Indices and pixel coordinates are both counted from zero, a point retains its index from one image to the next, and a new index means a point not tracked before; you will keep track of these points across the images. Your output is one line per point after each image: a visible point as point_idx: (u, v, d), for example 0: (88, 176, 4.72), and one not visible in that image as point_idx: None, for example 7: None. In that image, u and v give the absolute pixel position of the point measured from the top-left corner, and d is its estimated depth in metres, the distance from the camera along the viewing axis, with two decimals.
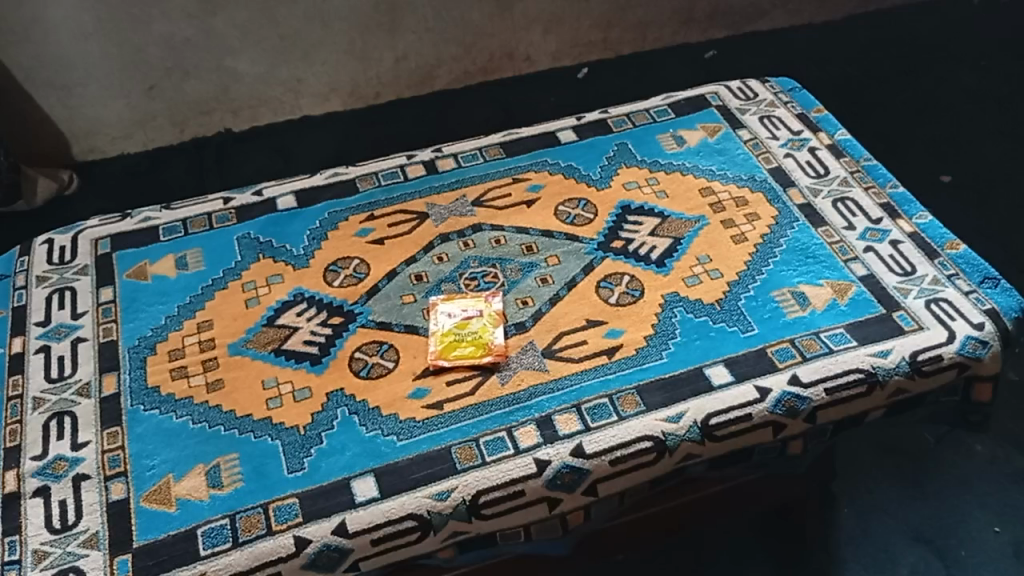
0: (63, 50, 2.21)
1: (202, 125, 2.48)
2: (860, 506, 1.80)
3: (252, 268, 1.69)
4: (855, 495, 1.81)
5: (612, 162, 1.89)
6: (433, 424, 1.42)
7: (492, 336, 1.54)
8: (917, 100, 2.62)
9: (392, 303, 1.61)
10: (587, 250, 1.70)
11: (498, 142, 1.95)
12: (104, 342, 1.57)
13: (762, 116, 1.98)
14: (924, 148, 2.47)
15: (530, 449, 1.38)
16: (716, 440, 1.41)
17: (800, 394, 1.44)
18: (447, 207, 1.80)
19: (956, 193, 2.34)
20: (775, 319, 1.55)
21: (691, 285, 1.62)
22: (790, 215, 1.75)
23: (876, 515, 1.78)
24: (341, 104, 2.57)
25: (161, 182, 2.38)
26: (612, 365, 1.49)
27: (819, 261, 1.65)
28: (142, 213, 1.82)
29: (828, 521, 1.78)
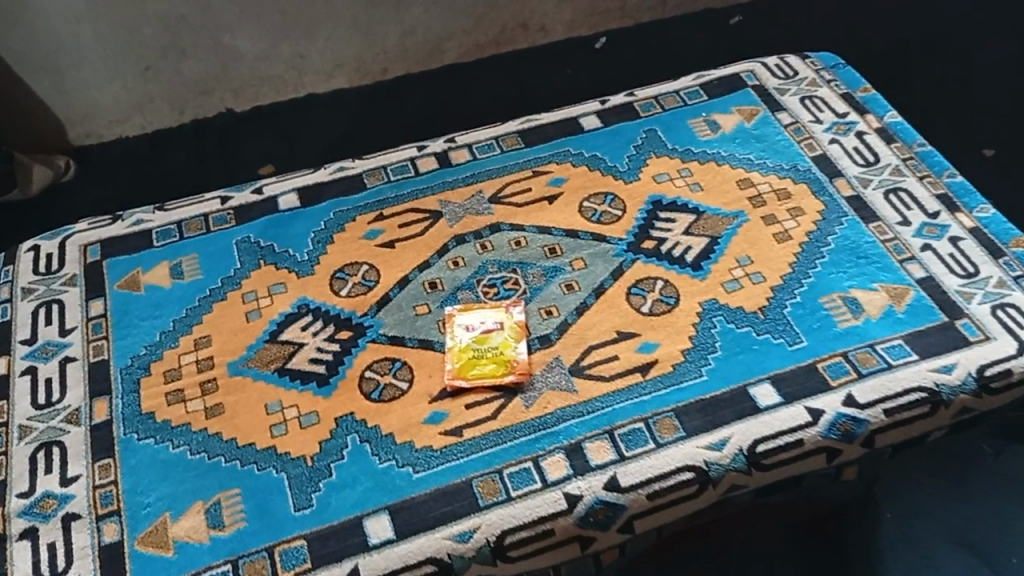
0: (54, 33, 2.05)
1: (202, 107, 2.33)
2: (901, 509, 1.54)
3: (253, 276, 1.56)
4: (900, 497, 1.56)
5: (641, 151, 1.73)
6: (452, 454, 1.30)
7: (514, 352, 1.41)
8: (956, 67, 2.43)
9: (405, 314, 1.48)
10: (616, 251, 1.55)
11: (516, 130, 1.79)
12: (94, 362, 1.45)
13: (803, 97, 1.81)
14: (965, 118, 2.30)
15: (559, 483, 1.26)
16: (763, 469, 1.29)
17: (856, 416, 1.31)
18: (461, 205, 1.65)
19: (999, 169, 2.17)
20: (825, 330, 1.41)
21: (731, 292, 1.48)
22: (838, 209, 1.59)
23: (918, 520, 1.53)
24: (346, 81, 2.41)
25: (161, 168, 2.24)
26: (647, 385, 1.36)
27: (871, 261, 1.51)
28: (134, 215, 1.68)
29: (867, 526, 1.52)
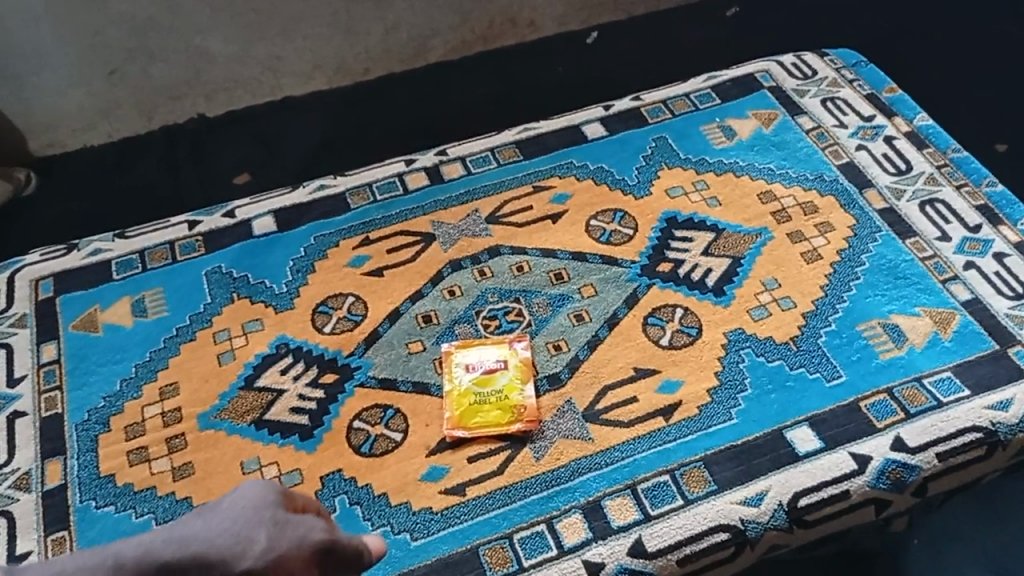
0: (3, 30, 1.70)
1: (172, 113, 1.95)
2: None
3: (226, 312, 1.40)
4: None
5: (650, 162, 1.58)
6: (455, 517, 1.15)
7: (521, 396, 1.26)
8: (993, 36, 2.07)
9: (396, 354, 1.33)
10: (629, 276, 1.41)
11: (513, 140, 1.63)
12: (46, 417, 1.29)
13: (825, 99, 1.66)
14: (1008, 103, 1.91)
15: (577, 549, 1.11)
16: (807, 526, 1.14)
17: (907, 462, 1.17)
18: (456, 226, 1.49)
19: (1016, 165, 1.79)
20: (866, 362, 1.27)
21: (758, 320, 1.33)
22: (870, 223, 1.45)
23: (956, 549, 1.25)
24: (326, 83, 2.03)
25: (133, 181, 1.86)
26: (671, 431, 1.21)
27: (910, 283, 1.36)
28: (91, 243, 1.51)
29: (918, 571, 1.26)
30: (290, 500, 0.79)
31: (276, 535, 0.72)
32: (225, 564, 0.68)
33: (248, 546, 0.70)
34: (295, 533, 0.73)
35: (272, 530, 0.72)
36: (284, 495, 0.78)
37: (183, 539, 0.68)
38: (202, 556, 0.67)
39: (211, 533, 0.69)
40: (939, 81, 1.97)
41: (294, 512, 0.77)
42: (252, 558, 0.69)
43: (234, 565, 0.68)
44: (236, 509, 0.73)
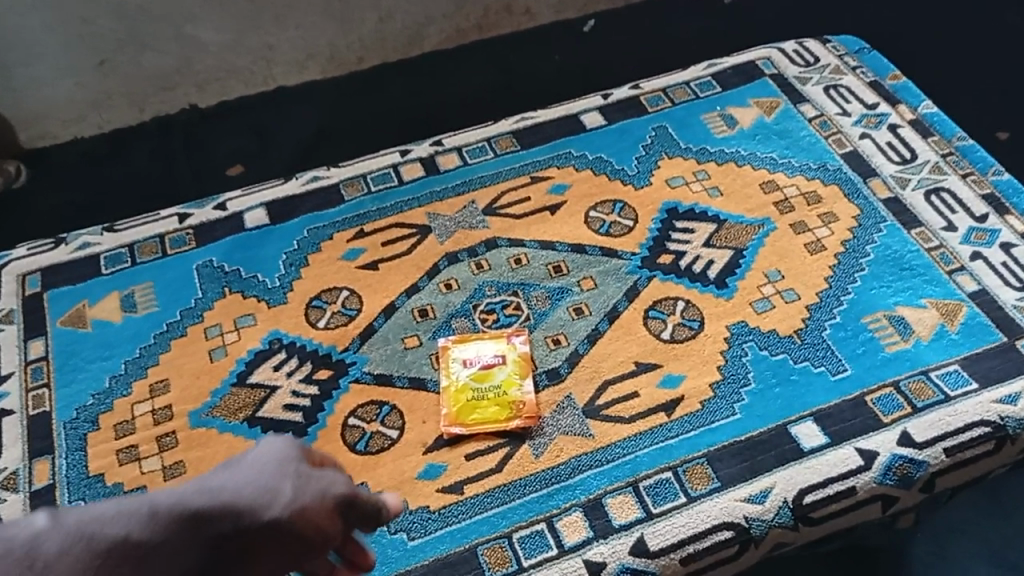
0: None
1: (165, 104, 1.91)
2: None
3: (217, 306, 1.37)
4: None
5: (650, 151, 1.55)
6: (453, 516, 1.13)
7: (519, 392, 1.23)
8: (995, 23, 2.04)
9: (392, 349, 1.30)
10: (629, 268, 1.38)
11: (510, 130, 1.60)
12: (34, 415, 1.26)
13: (827, 86, 1.63)
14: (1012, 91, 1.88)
15: (577, 549, 1.09)
16: (812, 523, 1.11)
17: (914, 457, 1.14)
18: (452, 218, 1.46)
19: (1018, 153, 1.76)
20: (871, 356, 1.24)
21: (761, 313, 1.30)
22: (875, 213, 1.42)
23: (965, 546, 1.22)
24: (320, 73, 1.99)
25: (124, 173, 1.82)
26: (673, 427, 1.19)
27: (916, 273, 1.34)
28: (79, 237, 1.48)
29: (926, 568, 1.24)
30: (311, 455, 0.88)
31: (298, 488, 0.81)
32: (252, 512, 0.76)
33: (274, 497, 0.78)
34: (317, 486, 0.82)
35: (295, 484, 0.81)
36: (304, 448, 0.88)
37: (212, 488, 0.77)
38: (230, 505, 0.76)
39: (239, 486, 0.78)
40: (943, 68, 1.94)
41: (314, 466, 0.87)
42: (276, 508, 0.78)
43: (259, 514, 0.76)
44: (260, 465, 0.82)
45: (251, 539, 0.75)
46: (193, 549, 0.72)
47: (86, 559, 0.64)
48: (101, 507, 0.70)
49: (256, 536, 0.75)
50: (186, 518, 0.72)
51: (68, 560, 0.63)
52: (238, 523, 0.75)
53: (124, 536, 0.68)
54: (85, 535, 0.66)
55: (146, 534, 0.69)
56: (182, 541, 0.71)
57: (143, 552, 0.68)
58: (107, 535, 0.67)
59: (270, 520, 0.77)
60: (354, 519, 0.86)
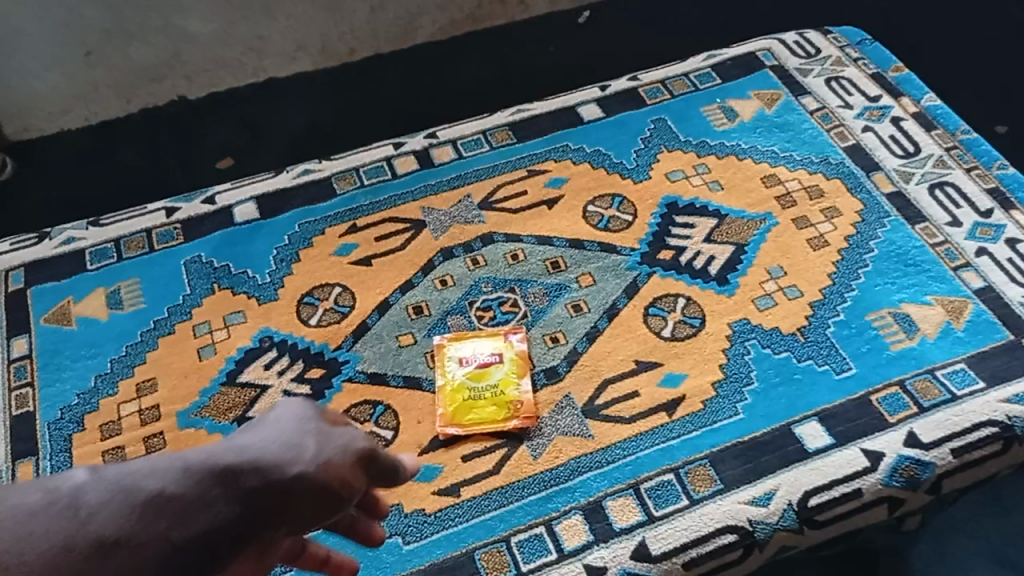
0: None
1: (153, 96, 1.86)
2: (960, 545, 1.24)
3: (206, 303, 1.33)
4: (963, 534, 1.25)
5: (649, 144, 1.52)
6: (449, 520, 1.10)
7: (517, 391, 1.20)
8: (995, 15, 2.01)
9: (385, 347, 1.27)
10: (629, 264, 1.35)
11: (506, 122, 1.56)
12: (17, 416, 1.22)
13: (829, 79, 1.60)
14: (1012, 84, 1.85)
15: (578, 553, 1.06)
16: (817, 526, 1.09)
17: (920, 458, 1.12)
18: (447, 212, 1.43)
19: (1016, 148, 1.73)
20: (876, 354, 1.22)
21: (764, 310, 1.27)
22: (878, 208, 1.40)
23: None
24: (311, 64, 1.95)
25: (111, 166, 1.78)
26: (674, 427, 1.16)
27: (920, 270, 1.31)
28: (64, 231, 1.44)
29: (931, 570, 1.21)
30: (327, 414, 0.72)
31: (324, 442, 0.65)
32: (279, 469, 0.61)
33: (300, 452, 0.63)
34: (341, 439, 0.66)
35: (319, 438, 0.65)
36: (319, 409, 0.70)
37: (236, 447, 0.61)
38: (256, 462, 0.60)
39: (259, 444, 0.62)
40: (945, 61, 1.91)
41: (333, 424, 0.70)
42: (304, 464, 0.62)
43: (287, 470, 0.61)
44: (277, 420, 0.66)
45: (282, 501, 0.59)
46: (225, 508, 0.56)
47: (119, 515, 0.51)
48: (113, 469, 0.54)
49: (288, 494, 0.60)
50: (212, 477, 0.57)
51: (105, 515, 0.51)
52: (266, 480, 0.59)
53: (159, 491, 0.54)
54: (123, 488, 0.53)
55: (175, 489, 0.55)
56: (213, 500, 0.56)
57: (174, 508, 0.54)
58: (135, 492, 0.53)
59: (299, 476, 0.61)
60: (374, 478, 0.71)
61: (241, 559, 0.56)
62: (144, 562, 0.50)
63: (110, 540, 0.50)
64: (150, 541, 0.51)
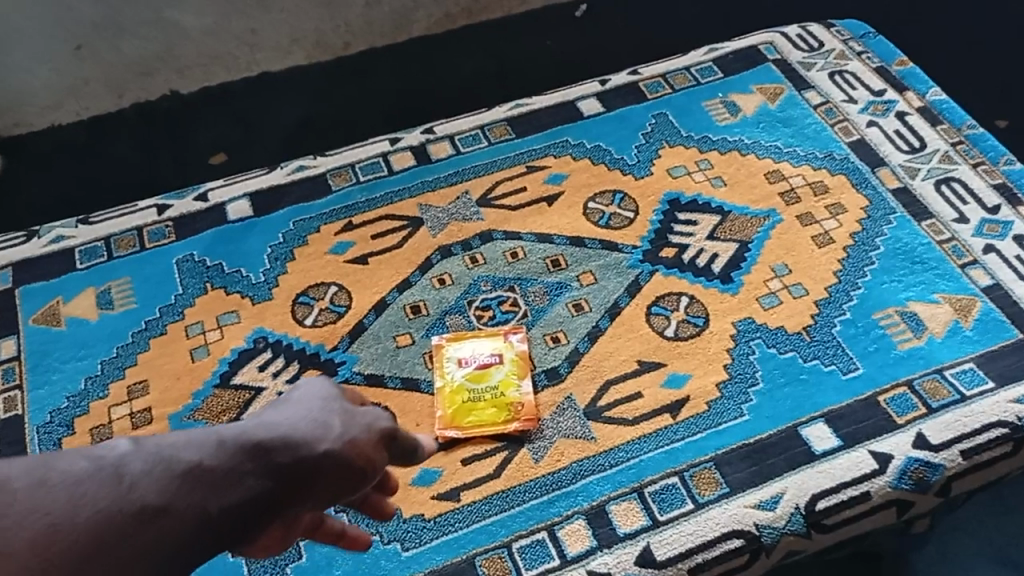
0: None
1: (145, 90, 1.83)
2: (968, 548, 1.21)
3: (199, 303, 1.30)
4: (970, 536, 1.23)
5: (650, 139, 1.49)
6: (449, 525, 1.07)
7: (517, 393, 1.18)
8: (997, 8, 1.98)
9: (383, 347, 1.24)
10: (631, 262, 1.32)
11: (505, 117, 1.53)
12: (5, 420, 1.19)
13: (832, 72, 1.57)
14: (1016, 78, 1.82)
15: (581, 559, 1.04)
16: (825, 530, 1.06)
17: (930, 460, 1.10)
18: (445, 209, 1.40)
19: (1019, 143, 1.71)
20: (883, 353, 1.19)
21: (769, 309, 1.25)
22: (884, 204, 1.37)
23: None
24: (305, 58, 1.91)
25: (102, 162, 1.74)
26: (678, 429, 1.14)
27: (927, 267, 1.29)
28: (53, 230, 1.40)
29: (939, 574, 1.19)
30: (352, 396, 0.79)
31: (348, 422, 0.72)
32: (307, 446, 0.67)
33: (327, 430, 0.69)
34: (364, 419, 0.73)
35: (344, 418, 0.72)
36: (342, 391, 0.77)
37: (267, 424, 0.67)
38: (286, 439, 0.66)
39: (288, 422, 0.69)
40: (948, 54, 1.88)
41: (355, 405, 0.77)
42: (331, 442, 0.69)
43: (315, 447, 0.67)
44: (305, 401, 0.72)
45: (310, 475, 0.65)
46: (256, 480, 0.62)
47: (161, 482, 0.56)
48: (156, 439, 0.59)
49: (317, 470, 0.66)
50: (246, 450, 0.63)
51: (146, 483, 0.55)
52: (296, 456, 0.65)
53: (197, 462, 0.59)
54: (163, 458, 0.58)
55: (211, 461, 0.60)
56: (244, 474, 0.61)
57: (210, 479, 0.59)
58: (175, 463, 0.58)
59: (326, 454, 0.68)
60: (394, 455, 0.80)
61: (270, 526, 0.62)
62: (185, 526, 0.55)
63: (153, 507, 0.54)
64: (188, 508, 0.56)
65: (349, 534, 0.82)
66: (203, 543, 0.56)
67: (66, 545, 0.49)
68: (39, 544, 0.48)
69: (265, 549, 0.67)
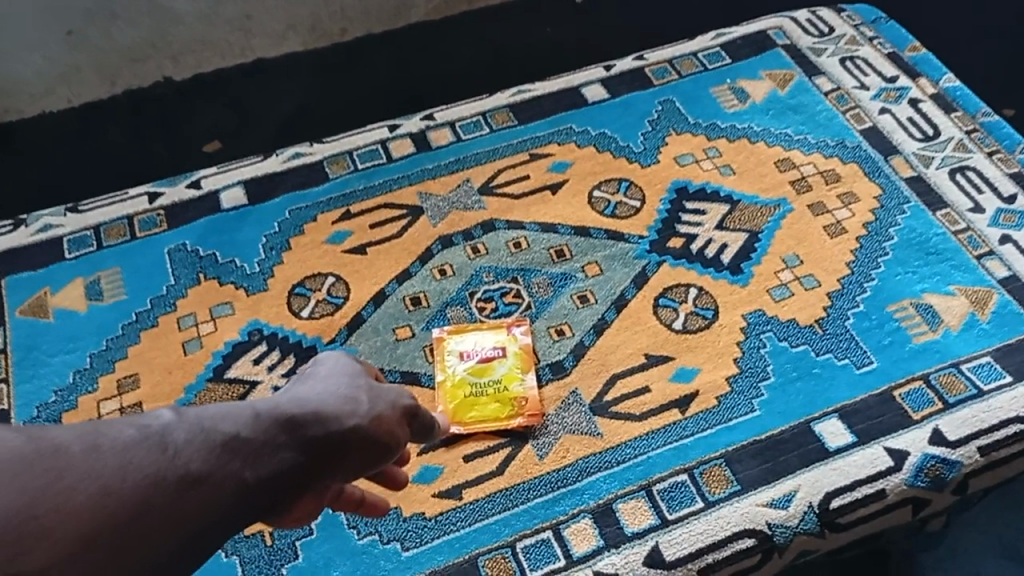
0: None
1: (137, 77, 1.78)
2: None
3: (191, 294, 1.26)
4: None
5: (657, 127, 1.45)
6: (451, 523, 1.04)
7: (521, 387, 1.14)
8: None
9: (382, 340, 1.20)
10: (637, 252, 1.28)
11: (507, 103, 1.49)
12: None
13: (843, 58, 1.53)
14: None
15: (587, 559, 1.00)
16: (839, 530, 1.03)
17: (947, 457, 1.06)
18: (445, 198, 1.36)
19: None
20: (898, 347, 1.16)
21: (779, 301, 1.21)
22: (897, 193, 1.33)
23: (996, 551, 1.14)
24: (300, 45, 1.86)
25: (93, 150, 1.69)
26: (687, 425, 1.10)
27: (942, 258, 1.25)
28: (41, 218, 1.36)
29: None
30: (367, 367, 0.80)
31: (374, 398, 0.71)
32: (338, 420, 0.65)
33: (355, 406, 0.68)
34: (388, 397, 0.72)
35: (369, 394, 0.71)
36: (362, 369, 0.77)
37: (297, 398, 0.66)
38: (318, 413, 0.65)
39: (317, 396, 0.67)
40: None
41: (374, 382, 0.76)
42: (359, 418, 0.67)
43: (344, 421, 0.66)
44: (331, 378, 0.71)
45: (342, 449, 0.64)
46: (290, 453, 0.60)
47: (202, 452, 0.55)
48: (194, 410, 0.58)
49: (347, 445, 0.65)
50: (279, 423, 0.61)
51: (189, 451, 0.54)
52: (327, 430, 0.64)
53: (234, 434, 0.58)
54: (203, 429, 0.56)
55: (248, 433, 0.58)
56: (279, 446, 0.60)
57: (247, 451, 0.57)
58: (213, 434, 0.56)
59: (355, 429, 0.66)
60: (413, 432, 0.78)
61: (302, 499, 0.61)
62: (222, 496, 0.54)
63: (192, 476, 0.53)
64: (226, 479, 0.55)
65: (368, 501, 0.80)
66: (238, 514, 0.55)
67: (114, 510, 0.49)
68: (92, 509, 0.48)
69: (294, 522, 0.66)
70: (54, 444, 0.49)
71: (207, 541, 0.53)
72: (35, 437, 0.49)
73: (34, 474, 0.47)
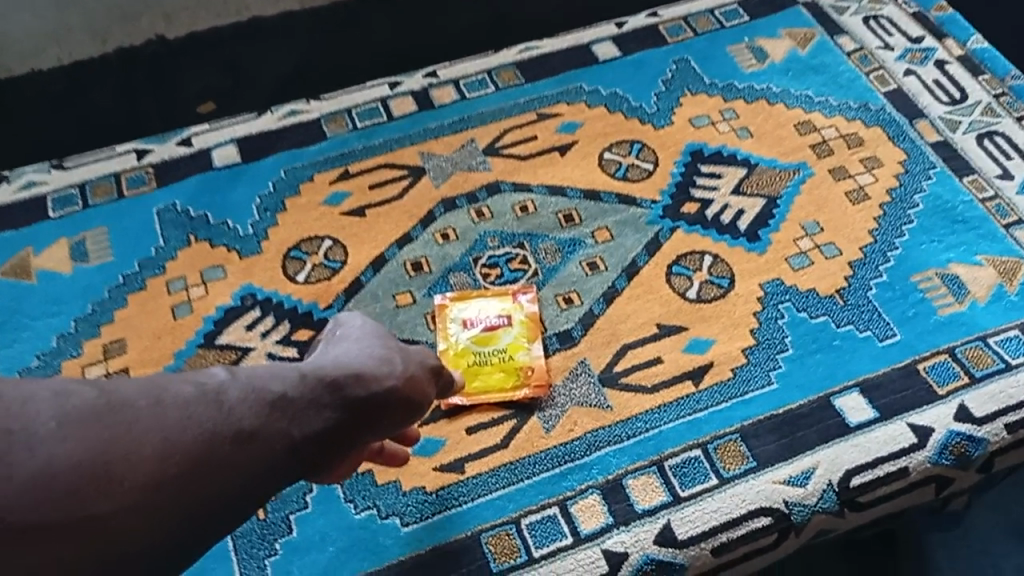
0: None
1: (129, 36, 1.69)
2: None
3: (182, 256, 1.20)
4: None
5: (671, 87, 1.38)
6: (452, 498, 0.99)
7: (527, 356, 1.09)
8: None
9: (382, 307, 1.15)
10: (650, 218, 1.22)
11: (513, 60, 1.42)
12: None
13: (867, 17, 1.46)
14: None
15: (596, 537, 0.96)
16: (860, 509, 0.99)
17: (972, 435, 1.01)
18: (448, 158, 1.30)
19: None
20: (922, 319, 1.10)
21: (798, 270, 1.16)
22: (923, 157, 1.27)
23: None
24: (297, 3, 1.76)
25: (82, 110, 1.61)
26: (701, 398, 1.05)
27: (970, 226, 1.19)
28: (24, 175, 1.30)
29: None
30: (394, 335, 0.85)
31: (407, 358, 0.76)
32: (376, 380, 0.71)
33: (392, 367, 0.73)
34: (419, 356, 0.78)
35: (403, 354, 0.76)
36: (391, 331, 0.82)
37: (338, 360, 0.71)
38: (357, 373, 0.70)
39: (356, 357, 0.72)
40: None
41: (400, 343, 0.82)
42: (396, 378, 0.72)
43: (383, 381, 0.71)
44: (366, 340, 0.77)
45: (380, 407, 0.69)
46: (333, 413, 0.65)
47: (253, 409, 0.60)
48: (245, 371, 0.62)
49: (384, 403, 0.70)
50: (324, 384, 0.66)
51: (241, 409, 0.59)
52: (368, 391, 0.69)
53: (281, 394, 0.62)
54: (253, 389, 0.61)
55: (293, 394, 0.63)
56: (323, 406, 0.65)
57: (291, 410, 0.62)
58: (264, 394, 0.61)
59: (392, 389, 0.71)
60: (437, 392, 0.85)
61: (346, 454, 0.67)
62: (271, 454, 0.59)
63: (246, 432, 0.58)
64: (276, 438, 0.60)
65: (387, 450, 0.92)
66: (287, 468, 0.60)
67: (178, 463, 0.54)
68: (155, 460, 0.53)
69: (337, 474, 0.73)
70: (121, 399, 0.54)
71: (259, 491, 0.58)
72: (107, 391, 0.54)
73: (104, 426, 0.53)
